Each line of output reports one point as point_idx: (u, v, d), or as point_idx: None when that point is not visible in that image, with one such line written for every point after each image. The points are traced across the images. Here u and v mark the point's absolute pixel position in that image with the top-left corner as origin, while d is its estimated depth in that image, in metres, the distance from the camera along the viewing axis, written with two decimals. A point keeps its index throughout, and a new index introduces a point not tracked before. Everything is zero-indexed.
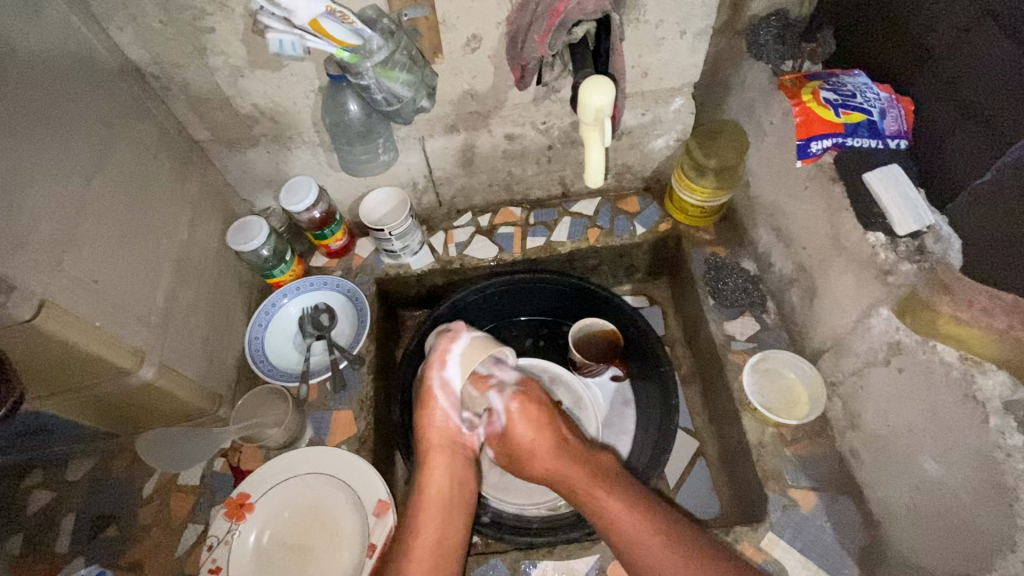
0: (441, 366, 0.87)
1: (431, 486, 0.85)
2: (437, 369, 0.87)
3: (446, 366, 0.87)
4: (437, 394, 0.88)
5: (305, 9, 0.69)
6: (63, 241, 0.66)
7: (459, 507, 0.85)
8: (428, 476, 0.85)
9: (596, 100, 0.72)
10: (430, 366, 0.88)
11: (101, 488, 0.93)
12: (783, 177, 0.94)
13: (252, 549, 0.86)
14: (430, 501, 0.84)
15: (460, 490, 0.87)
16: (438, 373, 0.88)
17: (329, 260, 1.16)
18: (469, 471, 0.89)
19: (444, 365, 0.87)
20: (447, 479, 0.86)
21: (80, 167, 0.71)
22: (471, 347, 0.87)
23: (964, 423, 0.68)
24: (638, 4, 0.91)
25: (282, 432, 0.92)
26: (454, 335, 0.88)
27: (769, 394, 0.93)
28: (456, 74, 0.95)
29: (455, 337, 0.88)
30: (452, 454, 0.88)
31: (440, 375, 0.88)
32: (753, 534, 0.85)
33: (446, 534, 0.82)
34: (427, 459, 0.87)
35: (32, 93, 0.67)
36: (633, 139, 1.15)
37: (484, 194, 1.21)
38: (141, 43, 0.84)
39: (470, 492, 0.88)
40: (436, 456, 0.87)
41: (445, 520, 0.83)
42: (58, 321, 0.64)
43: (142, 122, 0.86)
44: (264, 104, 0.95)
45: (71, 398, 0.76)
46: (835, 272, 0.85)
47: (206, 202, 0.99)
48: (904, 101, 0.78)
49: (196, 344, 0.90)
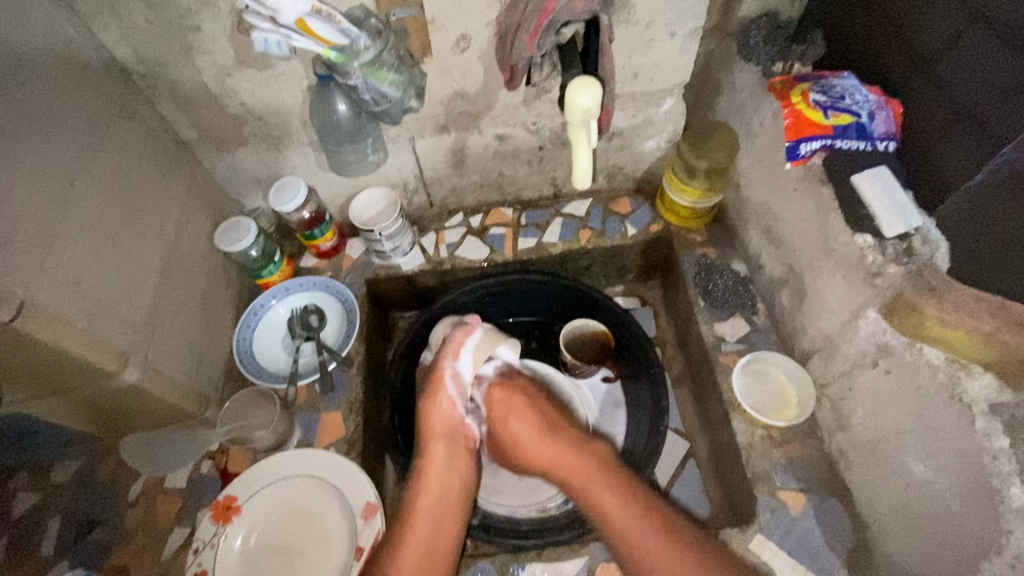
0: (455, 356, 0.94)
1: (427, 474, 0.86)
2: (449, 360, 0.94)
3: (458, 358, 0.94)
4: (446, 382, 0.93)
5: (291, 8, 0.70)
6: (45, 241, 0.66)
7: (452, 499, 0.85)
8: (427, 465, 0.87)
9: (583, 101, 0.72)
10: (443, 358, 0.95)
11: (87, 491, 0.92)
12: (773, 178, 0.94)
13: (238, 552, 0.85)
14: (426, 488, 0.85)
15: (457, 480, 0.87)
16: (451, 363, 0.94)
17: (319, 260, 1.15)
18: (467, 463, 0.90)
19: (456, 357, 0.94)
20: (444, 469, 0.87)
21: (64, 167, 0.71)
22: (483, 340, 0.96)
23: (951, 424, 0.68)
24: (628, 4, 0.91)
25: (269, 434, 0.92)
26: (469, 328, 0.96)
27: (758, 396, 0.93)
28: (446, 74, 0.94)
29: (469, 331, 0.97)
30: (452, 445, 0.90)
31: (452, 366, 0.94)
32: (742, 535, 0.85)
33: (438, 523, 0.82)
34: (427, 448, 0.89)
35: (16, 91, 0.66)
36: (625, 140, 1.15)
37: (476, 194, 1.21)
38: (127, 41, 0.83)
39: (468, 484, 0.88)
40: (435, 446, 0.89)
41: (439, 507, 0.83)
42: (38, 322, 0.63)
43: (128, 121, 0.85)
44: (253, 103, 0.95)
45: (55, 400, 0.75)
46: (824, 274, 0.85)
47: (194, 202, 0.99)
48: (893, 104, 0.79)
49: (183, 345, 0.89)
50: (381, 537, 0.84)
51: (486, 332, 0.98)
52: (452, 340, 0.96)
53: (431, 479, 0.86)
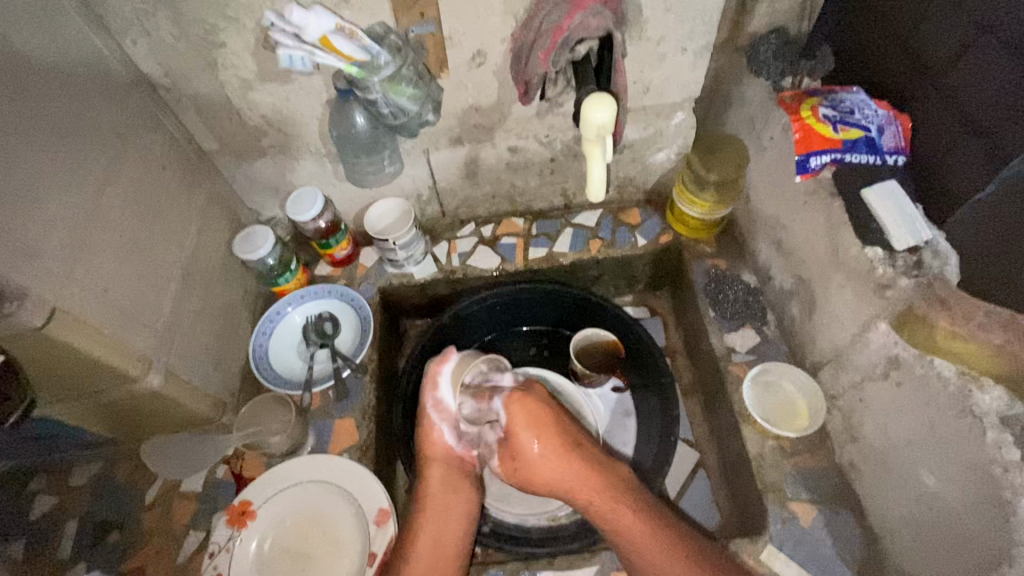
0: (434, 387, 0.93)
1: (429, 496, 0.88)
2: (430, 390, 0.93)
3: (438, 387, 0.93)
4: (430, 413, 0.93)
5: (315, 26, 0.72)
6: (75, 250, 0.68)
7: (455, 516, 0.88)
8: (427, 487, 0.89)
9: (598, 117, 0.74)
10: (424, 388, 0.94)
11: (104, 494, 0.93)
12: (783, 191, 0.95)
13: (253, 556, 0.86)
14: (427, 512, 0.87)
15: (459, 500, 0.89)
16: (432, 394, 0.93)
17: (333, 268, 1.17)
18: (467, 484, 0.91)
19: (437, 386, 0.93)
20: (445, 489, 0.89)
21: (92, 177, 0.73)
22: (460, 364, 0.93)
23: (962, 437, 0.68)
24: (641, 21, 0.92)
25: (285, 438, 0.93)
26: (444, 356, 0.94)
27: (768, 406, 0.94)
28: (461, 88, 0.96)
29: (446, 357, 0.94)
30: (449, 465, 0.92)
31: (434, 396, 0.93)
32: (753, 546, 0.85)
33: (443, 536, 0.85)
34: (425, 473, 0.90)
35: (49, 106, 0.69)
36: (635, 152, 1.16)
37: (487, 205, 1.22)
38: (154, 56, 0.85)
39: (471, 505, 0.90)
40: (434, 468, 0.91)
41: (441, 527, 0.85)
42: (68, 328, 0.65)
43: (153, 133, 0.88)
44: (272, 116, 0.97)
45: (79, 403, 0.77)
46: (835, 286, 0.86)
47: (213, 212, 1.01)
48: (902, 118, 0.80)
49: (201, 352, 0.91)
50: (393, 543, 0.85)
51: (462, 356, 0.94)
52: (429, 370, 0.94)
53: (433, 500, 0.88)
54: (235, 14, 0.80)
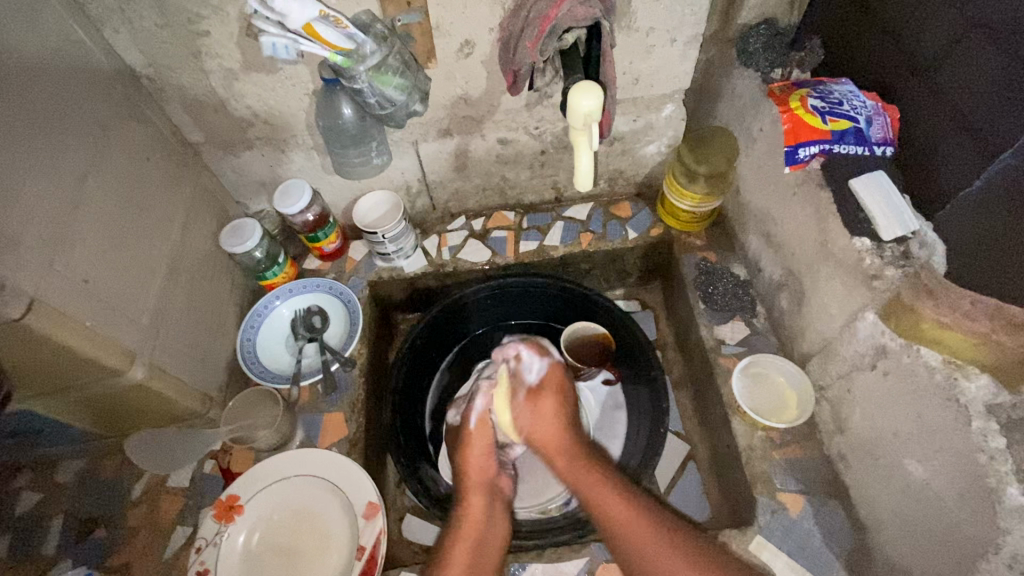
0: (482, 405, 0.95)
1: (469, 520, 0.85)
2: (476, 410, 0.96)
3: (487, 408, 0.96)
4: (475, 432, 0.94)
5: (299, 14, 0.70)
6: (56, 241, 0.67)
7: (493, 541, 0.84)
8: (467, 510, 0.87)
9: (585, 105, 0.73)
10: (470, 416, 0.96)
11: (89, 489, 0.92)
12: (772, 183, 0.96)
13: (241, 550, 0.85)
14: (465, 533, 0.83)
15: (497, 527, 0.86)
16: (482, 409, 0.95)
17: (322, 262, 1.16)
18: (504, 512, 0.90)
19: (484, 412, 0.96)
20: (487, 513, 0.87)
21: (74, 168, 0.72)
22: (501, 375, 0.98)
23: (948, 426, 0.68)
24: (629, 11, 0.92)
25: (273, 433, 0.92)
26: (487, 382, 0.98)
27: (757, 398, 0.93)
28: (450, 79, 0.96)
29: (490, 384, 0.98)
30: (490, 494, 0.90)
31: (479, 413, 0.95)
32: (742, 537, 0.86)
33: (482, 551, 0.82)
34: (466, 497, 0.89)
35: (29, 95, 0.68)
36: (625, 145, 1.16)
37: (478, 198, 1.22)
38: (137, 46, 0.84)
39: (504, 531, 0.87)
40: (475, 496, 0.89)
41: (480, 548, 0.82)
42: (48, 320, 0.64)
43: (136, 124, 0.87)
44: (259, 107, 0.96)
45: (61, 397, 0.76)
46: (823, 277, 0.86)
47: (199, 205, 1.00)
48: (891, 110, 0.79)
49: (187, 346, 0.90)
50: (382, 536, 0.84)
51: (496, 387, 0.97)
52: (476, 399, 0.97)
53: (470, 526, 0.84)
54: (219, 3, 0.79)
